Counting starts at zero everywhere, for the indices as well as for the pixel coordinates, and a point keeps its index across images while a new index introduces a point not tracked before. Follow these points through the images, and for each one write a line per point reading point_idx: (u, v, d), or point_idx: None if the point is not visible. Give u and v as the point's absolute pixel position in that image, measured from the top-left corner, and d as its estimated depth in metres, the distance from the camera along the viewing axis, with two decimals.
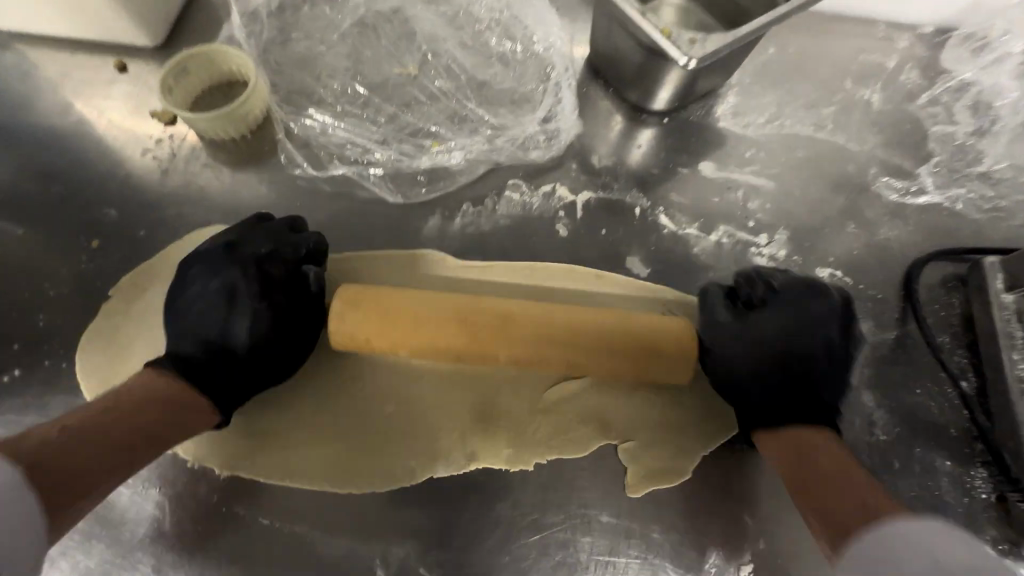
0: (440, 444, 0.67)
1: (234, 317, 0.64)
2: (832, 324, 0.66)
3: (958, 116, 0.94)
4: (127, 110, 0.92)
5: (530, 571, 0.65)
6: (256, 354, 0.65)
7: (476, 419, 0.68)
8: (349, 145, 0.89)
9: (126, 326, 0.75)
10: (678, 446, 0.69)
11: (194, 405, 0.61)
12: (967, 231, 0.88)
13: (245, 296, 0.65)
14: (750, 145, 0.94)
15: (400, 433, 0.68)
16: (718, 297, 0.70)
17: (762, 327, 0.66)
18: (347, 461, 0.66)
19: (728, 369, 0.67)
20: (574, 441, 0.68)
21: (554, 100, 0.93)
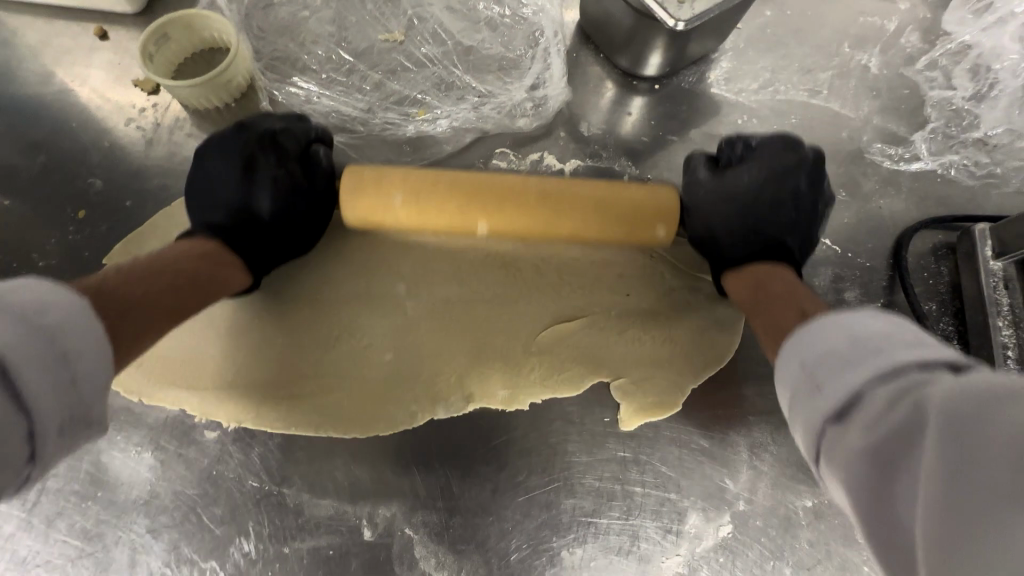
0: (436, 388, 0.68)
1: (254, 179, 0.68)
2: (802, 173, 0.68)
3: (957, 80, 0.92)
4: (109, 79, 0.90)
5: (514, 531, 0.67)
6: (276, 218, 0.68)
7: (471, 364, 0.69)
8: (334, 114, 0.88)
9: None
10: (669, 384, 0.69)
11: (225, 261, 0.64)
12: (960, 198, 0.87)
13: (263, 162, 0.69)
14: (742, 112, 0.93)
15: (402, 380, 0.68)
16: (700, 160, 0.73)
17: (741, 178, 0.69)
18: (344, 405, 0.67)
19: (709, 231, 0.70)
20: (568, 382, 0.69)
21: (542, 67, 0.91)
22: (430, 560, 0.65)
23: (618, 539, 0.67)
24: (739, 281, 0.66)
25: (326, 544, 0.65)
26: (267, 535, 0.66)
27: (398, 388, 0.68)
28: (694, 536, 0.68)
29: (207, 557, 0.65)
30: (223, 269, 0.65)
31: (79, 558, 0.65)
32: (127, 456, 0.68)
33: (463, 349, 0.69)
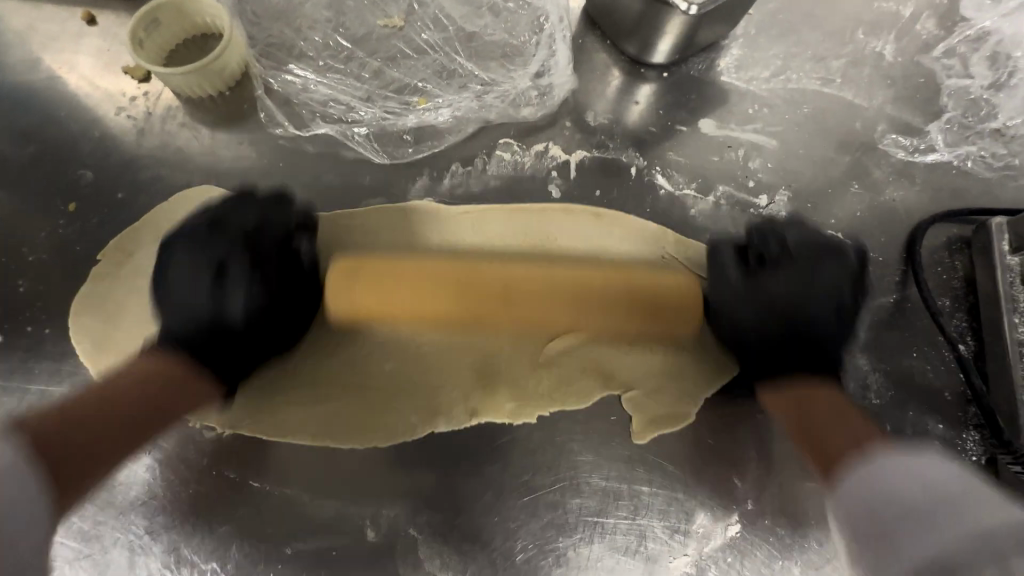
0: (440, 400, 0.67)
1: (226, 293, 0.62)
2: (846, 279, 0.64)
3: (974, 68, 0.89)
4: (98, 66, 0.87)
5: (519, 531, 0.66)
6: (251, 329, 0.64)
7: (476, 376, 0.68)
8: (332, 103, 0.85)
9: (113, 292, 0.73)
10: (683, 391, 0.68)
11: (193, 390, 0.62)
12: (976, 191, 0.84)
13: (235, 272, 0.62)
14: (753, 101, 0.90)
15: (406, 390, 0.68)
16: (728, 256, 0.68)
17: (772, 289, 0.64)
18: (349, 417, 0.67)
19: (735, 326, 0.66)
20: (574, 393, 0.68)
21: (547, 54, 0.88)
22: (434, 561, 0.64)
23: (624, 539, 0.66)
24: (772, 389, 0.66)
25: (328, 545, 0.64)
26: (268, 536, 0.64)
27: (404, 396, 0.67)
28: (702, 536, 0.67)
29: (207, 558, 0.64)
30: (194, 365, 0.62)
31: (77, 560, 0.64)
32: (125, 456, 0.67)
33: (467, 363, 0.69)
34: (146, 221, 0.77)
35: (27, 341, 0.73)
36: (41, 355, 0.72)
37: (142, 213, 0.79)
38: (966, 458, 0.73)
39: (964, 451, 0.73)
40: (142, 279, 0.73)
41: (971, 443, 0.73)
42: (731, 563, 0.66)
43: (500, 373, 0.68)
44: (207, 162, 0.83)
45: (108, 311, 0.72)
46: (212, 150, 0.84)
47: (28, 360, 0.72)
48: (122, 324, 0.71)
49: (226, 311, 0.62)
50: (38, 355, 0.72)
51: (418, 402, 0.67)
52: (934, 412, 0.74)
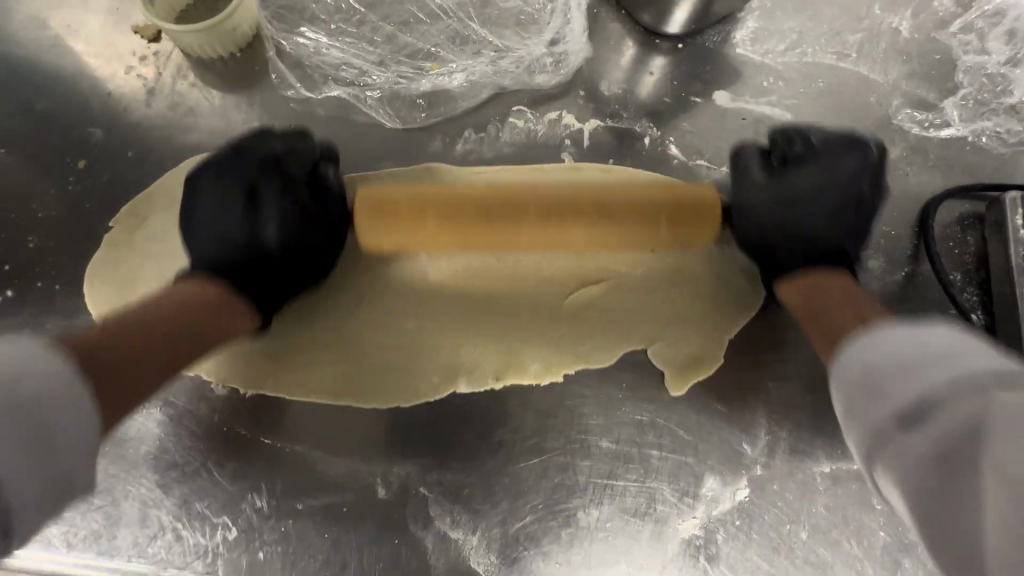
0: (461, 362, 0.68)
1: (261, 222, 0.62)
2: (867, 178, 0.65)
3: (991, 45, 0.88)
4: (109, 24, 0.86)
5: (530, 492, 0.66)
6: (288, 258, 0.64)
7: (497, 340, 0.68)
8: (344, 66, 0.84)
9: (130, 253, 0.73)
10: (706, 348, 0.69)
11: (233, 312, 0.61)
12: (990, 167, 0.84)
13: (269, 201, 0.62)
14: (768, 74, 0.89)
15: (425, 355, 0.68)
16: (752, 157, 0.68)
17: (799, 183, 0.65)
18: (370, 379, 0.67)
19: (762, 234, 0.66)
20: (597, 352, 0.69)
21: (562, 21, 0.87)
22: (445, 519, 0.65)
23: (634, 501, 0.67)
24: (790, 288, 0.64)
25: (338, 501, 0.64)
26: (279, 491, 0.64)
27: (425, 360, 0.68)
28: (711, 499, 0.67)
29: (217, 512, 0.64)
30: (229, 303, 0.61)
31: (88, 512, 0.64)
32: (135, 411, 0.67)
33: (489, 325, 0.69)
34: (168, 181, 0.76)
35: (37, 297, 0.73)
36: (51, 311, 0.72)
37: (153, 173, 0.78)
38: None
39: None
40: (162, 237, 0.73)
41: None
42: (739, 527, 0.66)
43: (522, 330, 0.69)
44: (217, 124, 0.82)
45: (129, 269, 0.72)
46: (223, 111, 0.83)
47: (38, 315, 0.72)
48: (140, 285, 0.71)
49: (258, 237, 0.62)
50: (48, 310, 0.72)
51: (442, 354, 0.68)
52: None
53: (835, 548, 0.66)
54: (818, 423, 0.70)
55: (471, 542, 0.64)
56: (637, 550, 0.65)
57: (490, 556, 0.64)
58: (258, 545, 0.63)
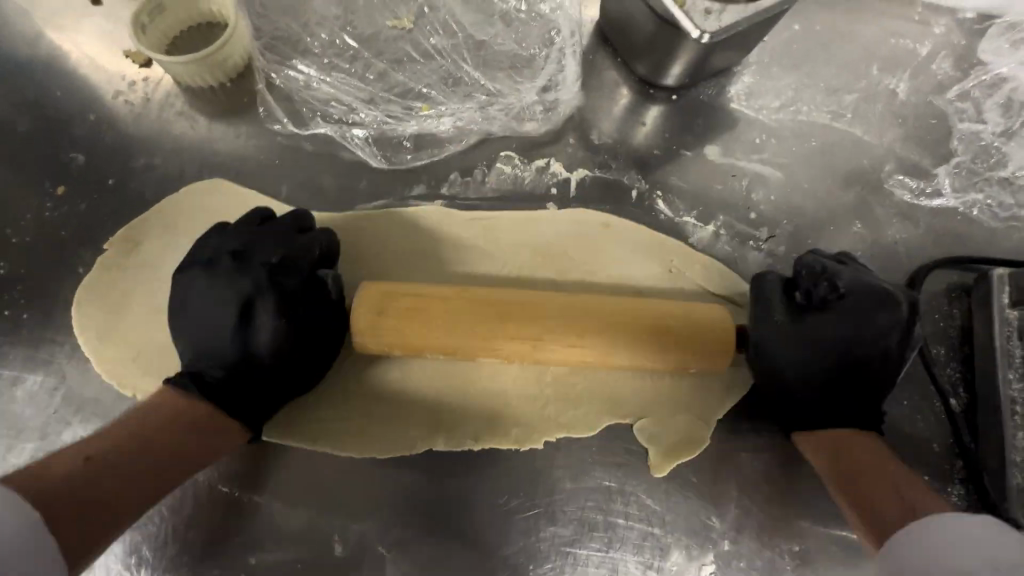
0: (447, 417, 0.65)
1: None
2: None
3: (987, 114, 0.87)
4: (100, 47, 0.86)
5: (490, 556, 0.65)
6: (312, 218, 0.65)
7: (482, 400, 0.66)
8: (333, 103, 0.84)
9: (120, 282, 0.72)
10: (687, 416, 0.67)
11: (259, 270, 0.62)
12: (980, 238, 0.83)
13: None
14: (761, 131, 0.88)
15: (409, 402, 0.66)
16: None
17: None
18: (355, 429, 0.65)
19: None
20: (582, 417, 0.66)
21: (556, 68, 0.86)
22: None
23: (595, 572, 0.65)
24: (789, 285, 0.64)
25: (293, 557, 0.63)
26: (233, 543, 0.63)
27: (410, 411, 0.66)
28: (675, 574, 0.65)
29: (167, 563, 0.63)
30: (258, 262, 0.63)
31: None
32: None
33: (477, 383, 0.66)
34: (162, 212, 0.75)
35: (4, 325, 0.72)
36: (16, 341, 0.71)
37: (134, 202, 0.78)
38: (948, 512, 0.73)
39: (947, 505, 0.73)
40: (154, 266, 0.72)
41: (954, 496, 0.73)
42: None
43: (507, 389, 0.66)
44: (202, 154, 0.82)
45: (117, 296, 0.71)
46: (208, 140, 0.83)
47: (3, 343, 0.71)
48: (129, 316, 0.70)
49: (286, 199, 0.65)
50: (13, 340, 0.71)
51: (425, 402, 0.66)
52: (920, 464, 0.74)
53: None
54: (788, 499, 0.68)
55: None
56: None
57: None
58: None
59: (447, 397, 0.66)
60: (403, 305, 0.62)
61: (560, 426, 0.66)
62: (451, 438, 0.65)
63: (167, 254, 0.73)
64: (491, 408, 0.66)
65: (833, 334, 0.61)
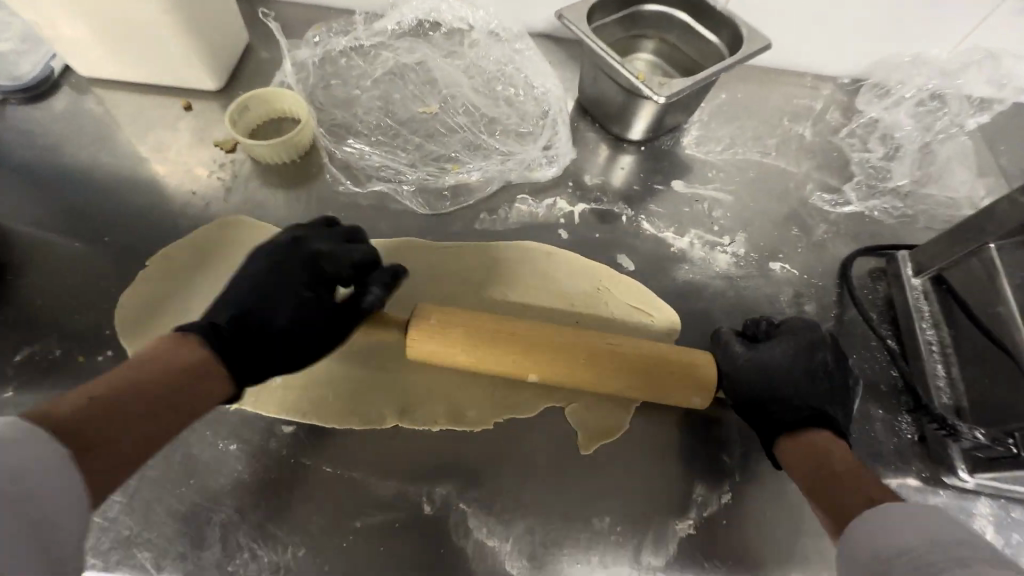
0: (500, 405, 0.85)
1: None
2: None
3: (871, 145, 1.18)
4: (195, 140, 1.09)
5: (551, 504, 0.79)
6: None
7: (509, 394, 0.86)
8: (384, 167, 1.07)
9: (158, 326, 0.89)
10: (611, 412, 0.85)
11: None
12: (884, 232, 1.09)
13: None
14: (711, 168, 1.16)
15: (461, 398, 0.85)
16: None
17: None
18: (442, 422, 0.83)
19: None
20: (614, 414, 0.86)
21: (552, 132, 1.13)
22: (481, 529, 0.76)
23: (639, 508, 0.79)
24: None
25: (390, 519, 0.75)
26: (340, 512, 0.75)
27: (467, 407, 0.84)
28: (702, 503, 0.80)
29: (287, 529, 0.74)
30: None
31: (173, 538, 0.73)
32: (218, 447, 0.78)
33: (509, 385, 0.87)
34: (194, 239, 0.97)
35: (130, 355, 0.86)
36: None
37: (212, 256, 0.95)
38: (902, 436, 0.88)
39: (900, 431, 0.89)
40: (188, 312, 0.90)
41: (906, 424, 0.89)
42: (728, 525, 0.79)
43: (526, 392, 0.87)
44: (283, 214, 1.03)
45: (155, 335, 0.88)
46: (286, 203, 1.04)
47: None
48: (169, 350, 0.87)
49: None
50: None
51: (389, 391, 0.85)
52: (875, 400, 0.91)
53: (807, 541, 0.80)
54: None
55: (505, 548, 0.75)
56: (643, 552, 0.77)
57: (522, 560, 0.75)
58: (320, 560, 0.73)
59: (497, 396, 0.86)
60: (434, 336, 0.80)
61: (506, 408, 0.85)
62: (414, 417, 0.83)
63: (190, 271, 0.94)
64: (516, 404, 0.85)
65: (780, 358, 0.84)
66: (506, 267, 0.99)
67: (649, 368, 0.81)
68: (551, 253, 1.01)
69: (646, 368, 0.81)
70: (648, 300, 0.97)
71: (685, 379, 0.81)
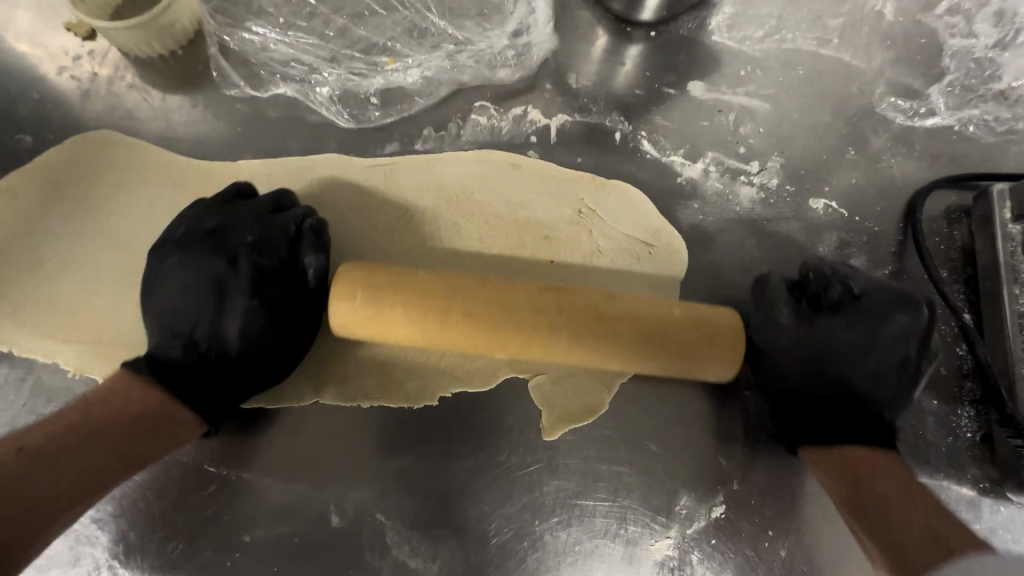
0: (449, 367, 0.65)
1: None
2: None
3: (979, 27, 0.83)
4: (38, 21, 0.80)
5: (495, 516, 0.62)
6: None
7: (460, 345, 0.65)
8: (294, 63, 0.79)
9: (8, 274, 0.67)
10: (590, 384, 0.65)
11: None
12: (976, 156, 0.80)
13: None
14: (746, 62, 0.84)
15: (401, 352, 0.65)
16: None
17: None
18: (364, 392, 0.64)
19: None
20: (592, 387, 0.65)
21: (527, 11, 0.81)
22: (403, 547, 0.61)
23: (603, 523, 0.63)
24: None
25: (288, 532, 0.60)
26: (225, 523, 0.60)
27: (401, 370, 0.64)
28: (685, 518, 0.63)
29: (159, 541, 0.60)
30: None
31: None
32: None
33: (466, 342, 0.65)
34: (39, 168, 0.72)
35: None
36: None
37: (72, 178, 0.71)
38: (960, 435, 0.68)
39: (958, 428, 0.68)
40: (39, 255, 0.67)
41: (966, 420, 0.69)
42: (715, 545, 0.63)
43: (486, 356, 0.65)
44: (161, 128, 0.77)
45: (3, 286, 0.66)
46: (164, 113, 0.78)
47: None
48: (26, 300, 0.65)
49: None
50: None
51: (312, 352, 0.65)
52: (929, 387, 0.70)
53: (817, 571, 0.63)
54: None
55: (432, 570, 0.60)
56: (605, 574, 0.62)
57: None
58: None
59: (442, 356, 0.65)
60: None
61: (457, 378, 0.65)
62: (340, 389, 0.64)
63: (42, 203, 0.70)
64: (465, 370, 0.65)
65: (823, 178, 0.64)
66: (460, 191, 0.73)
67: (625, 351, 0.58)
68: (520, 165, 0.74)
69: (645, 319, 0.58)
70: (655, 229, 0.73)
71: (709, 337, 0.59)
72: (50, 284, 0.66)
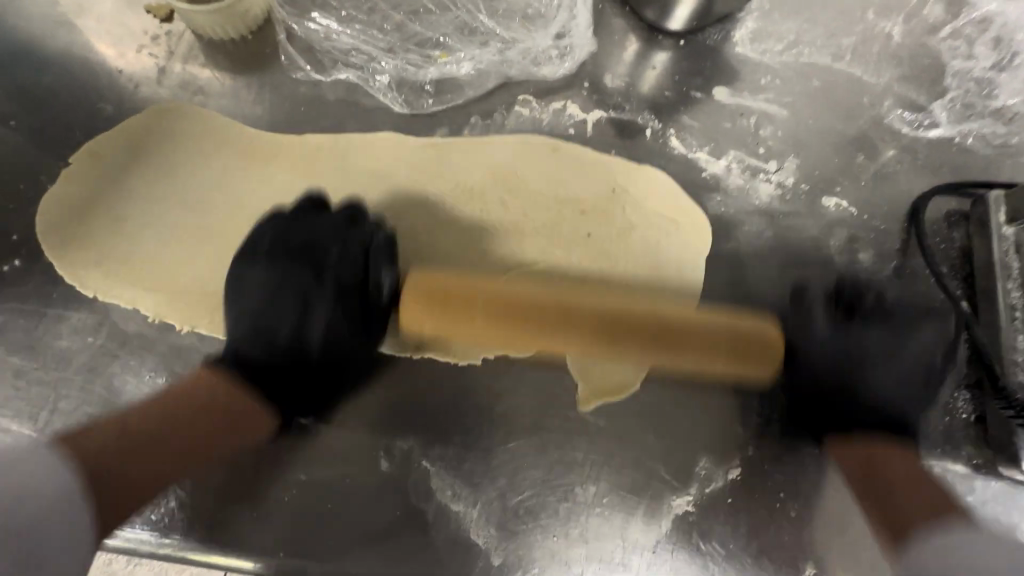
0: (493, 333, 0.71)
1: None
2: None
3: (978, 50, 0.92)
4: (121, 4, 0.87)
5: (529, 469, 0.68)
6: None
7: None
8: (354, 52, 0.86)
9: (90, 227, 0.73)
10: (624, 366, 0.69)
11: None
12: (974, 165, 0.87)
13: None
14: (766, 72, 0.92)
15: None
16: None
17: None
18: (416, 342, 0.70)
19: None
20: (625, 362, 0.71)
21: (568, 16, 0.89)
22: (445, 492, 0.66)
23: (629, 479, 0.68)
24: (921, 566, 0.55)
25: (341, 473, 0.66)
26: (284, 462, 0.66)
27: None
28: (704, 478, 0.69)
29: (222, 475, 0.65)
30: None
31: None
32: (145, 382, 0.68)
33: None
34: (118, 134, 0.78)
35: (45, 266, 0.72)
36: (59, 284, 0.72)
37: (148, 144, 0.78)
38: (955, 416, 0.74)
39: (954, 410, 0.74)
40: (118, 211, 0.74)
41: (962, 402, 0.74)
42: (732, 504, 0.68)
43: None
44: (229, 104, 0.83)
45: (86, 238, 0.73)
46: (231, 90, 0.84)
47: (45, 285, 0.72)
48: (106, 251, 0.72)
49: None
50: (54, 281, 0.72)
51: None
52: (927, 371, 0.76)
53: (822, 530, 0.68)
54: (805, 406, 0.72)
55: (471, 514, 0.65)
56: (630, 527, 0.67)
57: (490, 528, 0.65)
58: (261, 513, 0.64)
59: None
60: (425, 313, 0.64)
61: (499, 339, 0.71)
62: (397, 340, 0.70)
63: (120, 165, 0.76)
64: None
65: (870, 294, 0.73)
66: (505, 167, 0.80)
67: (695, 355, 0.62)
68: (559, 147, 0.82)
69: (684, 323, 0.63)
70: (683, 215, 0.80)
71: (746, 342, 0.64)
72: (130, 237, 0.72)
